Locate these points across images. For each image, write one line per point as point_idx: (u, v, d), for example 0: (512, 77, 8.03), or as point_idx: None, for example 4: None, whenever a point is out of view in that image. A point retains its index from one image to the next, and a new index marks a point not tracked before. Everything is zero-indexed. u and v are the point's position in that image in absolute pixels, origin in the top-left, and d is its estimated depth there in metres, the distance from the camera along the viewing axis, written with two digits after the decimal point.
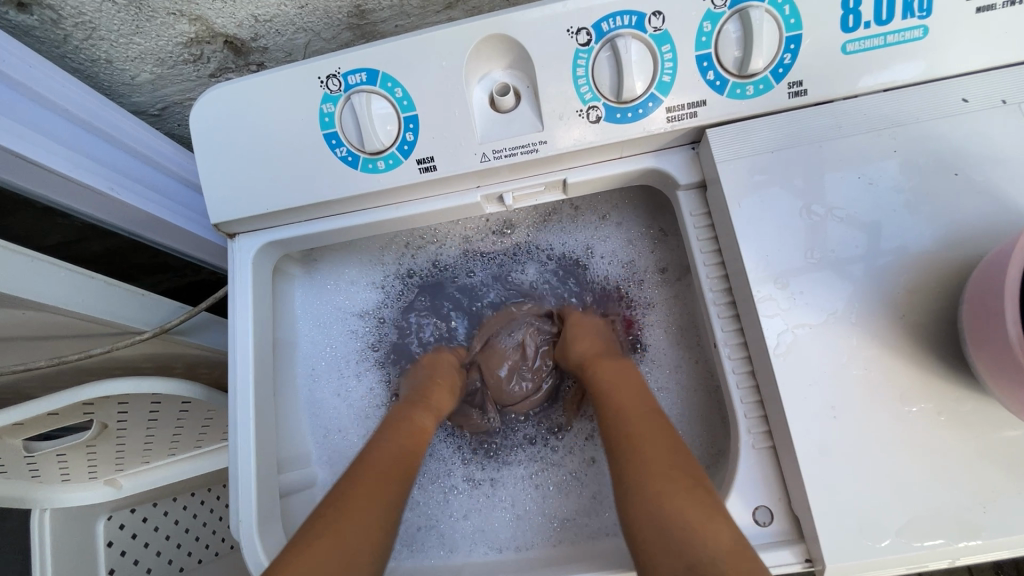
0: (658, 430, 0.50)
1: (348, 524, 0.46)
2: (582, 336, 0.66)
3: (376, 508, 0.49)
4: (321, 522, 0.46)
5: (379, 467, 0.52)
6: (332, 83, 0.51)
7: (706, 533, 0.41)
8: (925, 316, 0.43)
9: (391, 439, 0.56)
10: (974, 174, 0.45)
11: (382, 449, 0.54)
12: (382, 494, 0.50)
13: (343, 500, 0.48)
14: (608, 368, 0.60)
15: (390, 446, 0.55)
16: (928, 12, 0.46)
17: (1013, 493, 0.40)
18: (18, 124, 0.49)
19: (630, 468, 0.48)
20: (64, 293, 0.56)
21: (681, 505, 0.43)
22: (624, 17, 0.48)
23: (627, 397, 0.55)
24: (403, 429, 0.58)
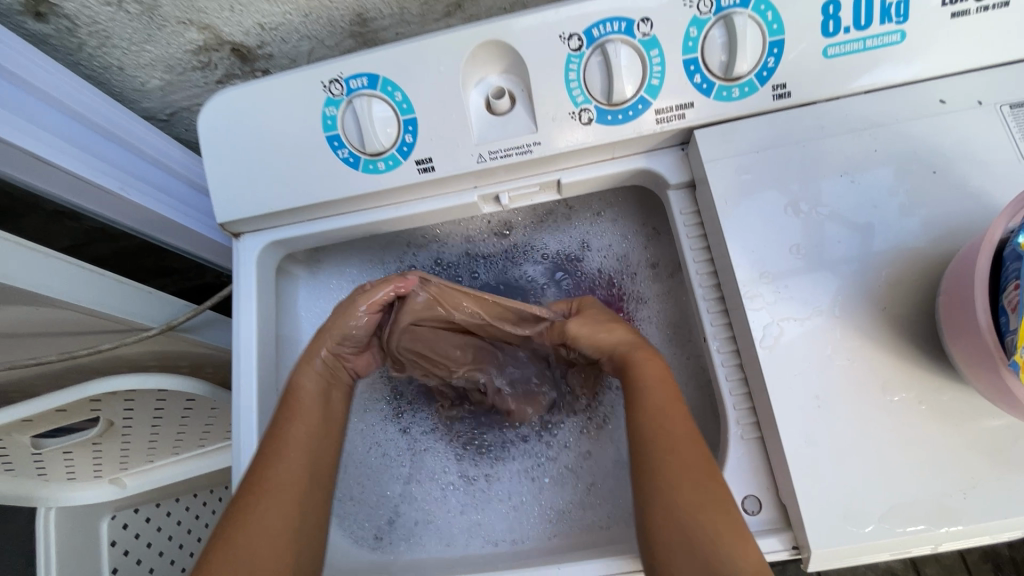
0: (686, 436, 0.47)
1: (257, 525, 0.48)
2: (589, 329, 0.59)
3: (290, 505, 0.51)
4: (226, 526, 0.49)
5: (276, 456, 0.52)
6: (334, 87, 0.53)
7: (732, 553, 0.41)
8: (906, 308, 0.45)
9: (298, 422, 0.55)
10: (953, 172, 0.47)
11: (284, 435, 0.54)
12: (282, 486, 0.51)
13: (245, 499, 0.50)
14: (649, 364, 0.53)
15: (297, 429, 0.55)
16: (906, 17, 0.48)
17: (992, 479, 0.41)
18: (34, 127, 0.51)
19: (663, 473, 0.46)
20: (70, 288, 0.57)
21: (710, 519, 0.43)
22: (613, 24, 0.50)
23: (664, 403, 0.50)
24: (297, 407, 0.56)
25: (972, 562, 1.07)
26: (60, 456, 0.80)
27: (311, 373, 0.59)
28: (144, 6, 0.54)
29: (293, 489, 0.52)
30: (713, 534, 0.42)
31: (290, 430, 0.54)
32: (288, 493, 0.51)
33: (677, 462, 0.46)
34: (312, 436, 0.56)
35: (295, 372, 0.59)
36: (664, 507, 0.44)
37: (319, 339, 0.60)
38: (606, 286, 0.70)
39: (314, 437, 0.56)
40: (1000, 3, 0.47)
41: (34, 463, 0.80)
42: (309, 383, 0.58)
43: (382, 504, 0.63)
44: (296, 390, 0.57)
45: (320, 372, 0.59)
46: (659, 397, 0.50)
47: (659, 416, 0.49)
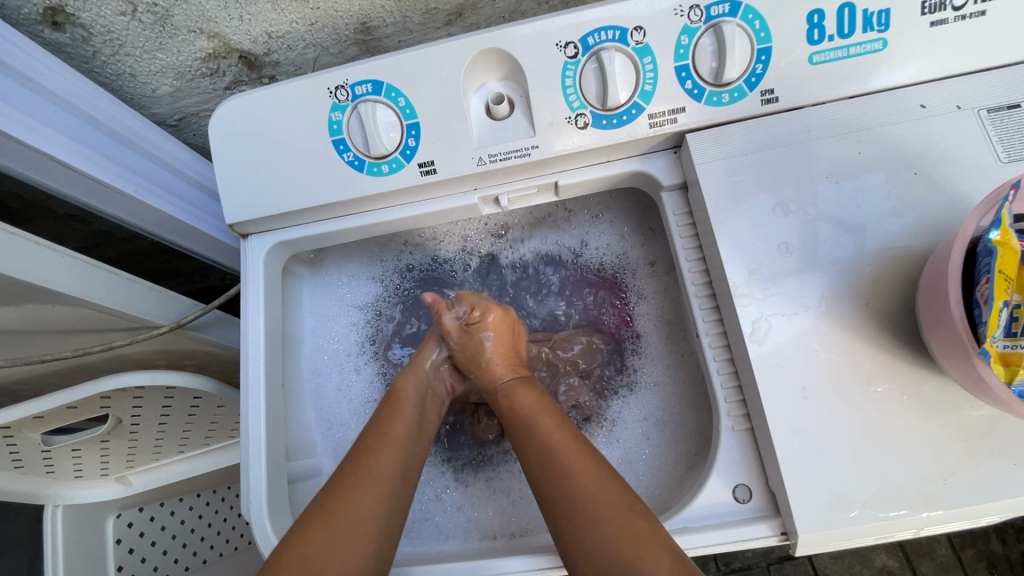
0: (582, 461, 0.50)
1: (349, 513, 0.48)
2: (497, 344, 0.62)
3: (376, 497, 0.50)
4: (321, 505, 0.49)
5: (371, 448, 0.53)
6: (340, 93, 0.55)
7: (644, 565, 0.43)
8: (889, 304, 0.47)
9: (395, 419, 0.57)
10: (933, 173, 0.49)
11: (384, 431, 0.55)
12: (379, 476, 0.51)
13: (338, 486, 0.50)
14: (524, 395, 0.59)
15: (393, 427, 0.56)
16: (886, 26, 0.50)
17: (971, 466, 0.43)
18: (51, 131, 0.53)
19: (566, 509, 0.48)
20: (86, 286, 0.59)
21: (620, 544, 0.45)
22: (608, 32, 0.52)
23: (548, 424, 0.54)
24: (400, 409, 0.58)
25: (967, 561, 1.09)
26: (69, 453, 0.81)
27: (413, 379, 0.62)
28: (157, 15, 0.57)
29: (389, 482, 0.52)
30: (623, 554, 0.44)
31: (389, 426, 0.56)
32: (378, 486, 0.51)
33: (581, 495, 0.48)
34: (408, 436, 0.56)
35: (398, 378, 0.62)
36: (574, 543, 0.47)
37: (423, 351, 0.64)
38: (606, 279, 0.71)
39: (408, 438, 0.56)
40: (977, 12, 0.49)
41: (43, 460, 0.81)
42: (410, 389, 0.61)
43: None
44: (400, 395, 0.60)
45: (422, 378, 0.62)
46: (545, 429, 0.54)
47: (546, 452, 0.52)
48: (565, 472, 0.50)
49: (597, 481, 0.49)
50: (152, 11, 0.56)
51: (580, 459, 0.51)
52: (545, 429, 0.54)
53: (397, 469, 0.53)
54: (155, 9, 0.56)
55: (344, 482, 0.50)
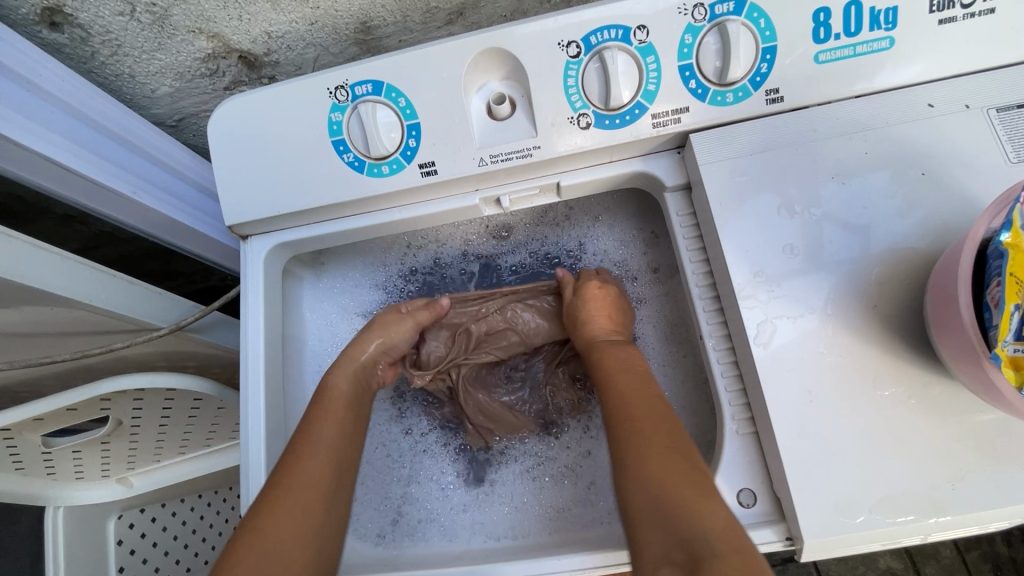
0: (656, 415, 0.51)
1: (281, 522, 0.49)
2: (601, 308, 0.63)
3: (308, 502, 0.51)
4: (254, 518, 0.49)
5: (308, 454, 0.54)
6: (340, 94, 0.55)
7: (702, 512, 0.42)
8: (896, 306, 0.46)
9: (324, 418, 0.57)
10: (941, 174, 0.48)
11: (317, 434, 0.56)
12: (312, 483, 0.52)
13: (272, 494, 0.50)
14: (610, 358, 0.59)
15: (324, 427, 0.57)
16: (893, 24, 0.49)
17: (979, 471, 0.42)
18: (50, 132, 0.53)
19: (630, 449, 0.49)
20: (86, 288, 0.59)
21: (678, 485, 0.44)
22: (611, 31, 0.51)
23: (624, 381, 0.55)
24: (335, 407, 0.59)
25: (972, 563, 1.08)
26: (70, 455, 0.81)
27: (343, 376, 0.61)
28: (155, 15, 0.56)
29: (322, 486, 0.53)
30: (680, 496, 0.43)
31: (318, 427, 0.56)
32: (309, 496, 0.51)
33: (648, 440, 0.49)
34: (342, 437, 0.57)
35: (329, 374, 0.61)
36: (633, 480, 0.47)
37: (357, 344, 0.63)
38: None
39: (343, 439, 0.57)
40: (986, 10, 0.49)
41: (44, 462, 0.81)
42: (343, 384, 0.61)
43: (387, 504, 0.65)
44: (331, 390, 0.60)
45: (354, 373, 0.62)
46: (625, 383, 0.55)
47: (625, 401, 0.53)
48: (639, 419, 0.51)
49: (667, 433, 0.49)
50: (151, 11, 0.56)
51: (654, 410, 0.52)
52: (620, 383, 0.55)
53: (330, 469, 0.54)
54: (154, 9, 0.55)
55: (276, 489, 0.51)
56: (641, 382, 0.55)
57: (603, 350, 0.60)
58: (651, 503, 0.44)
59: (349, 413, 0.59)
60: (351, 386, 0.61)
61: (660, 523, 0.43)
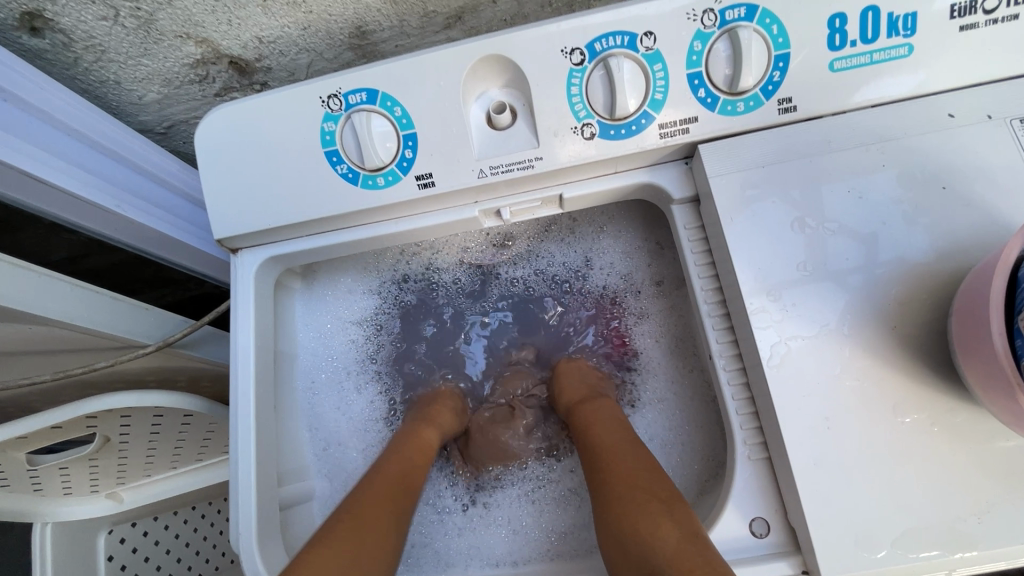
0: (625, 450, 0.53)
1: (365, 532, 0.48)
2: (574, 379, 0.68)
3: (385, 524, 0.51)
4: (340, 526, 0.48)
5: (388, 479, 0.55)
6: (333, 103, 0.52)
7: (652, 536, 0.43)
8: (917, 327, 0.44)
9: (404, 456, 0.59)
10: (963, 188, 0.46)
11: (395, 465, 0.57)
12: (391, 505, 0.52)
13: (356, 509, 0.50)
14: (592, 409, 0.60)
15: (399, 463, 0.58)
16: (913, 30, 0.47)
17: (1007, 503, 0.40)
18: (28, 144, 0.51)
19: (601, 490, 0.51)
20: (67, 306, 0.56)
21: (635, 516, 0.45)
22: (617, 38, 0.49)
23: (601, 426, 0.57)
24: (415, 447, 0.60)
25: None
26: (56, 472, 0.79)
27: (434, 429, 0.64)
28: (140, 20, 0.54)
29: (399, 509, 0.53)
30: (636, 524, 0.45)
31: (396, 462, 0.57)
32: (388, 514, 0.51)
33: (612, 480, 0.51)
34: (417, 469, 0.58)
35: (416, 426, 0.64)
36: (600, 519, 0.49)
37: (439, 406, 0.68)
38: (609, 300, 0.69)
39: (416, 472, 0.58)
40: (1010, 15, 0.46)
41: (29, 480, 0.79)
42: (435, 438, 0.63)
43: None
44: (423, 438, 0.62)
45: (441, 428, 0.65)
46: (601, 430, 0.57)
47: (601, 442, 0.55)
48: (611, 461, 0.53)
49: (635, 469, 0.50)
50: (136, 15, 0.53)
51: (626, 450, 0.53)
52: (601, 430, 0.57)
53: (407, 500, 0.55)
54: (138, 14, 0.53)
55: (364, 506, 0.51)
56: (617, 427, 0.57)
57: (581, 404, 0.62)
58: (611, 533, 0.46)
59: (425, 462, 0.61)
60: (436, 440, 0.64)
61: (619, 552, 0.45)
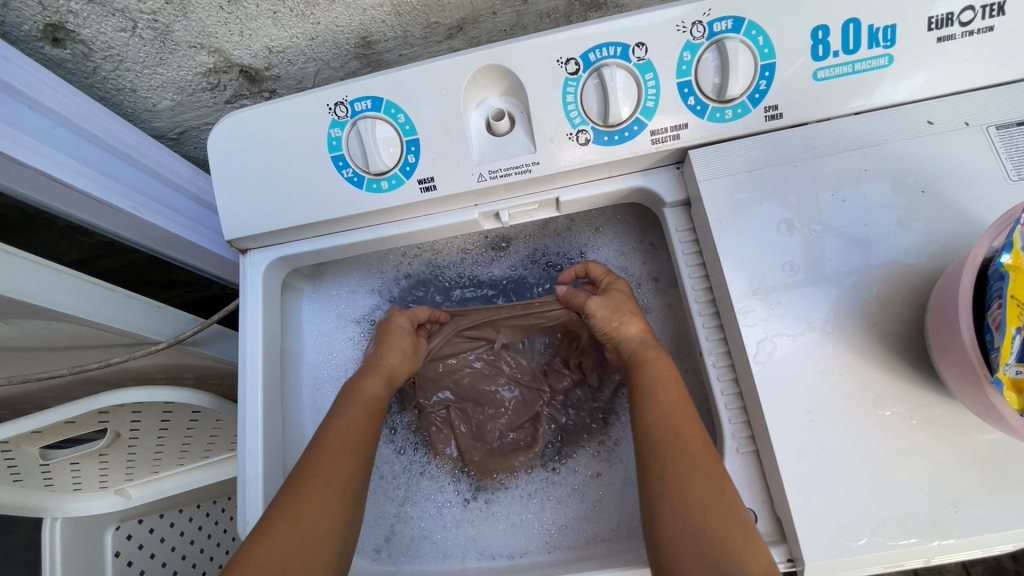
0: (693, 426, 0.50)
1: (312, 511, 0.49)
2: (626, 313, 0.61)
3: (337, 497, 0.52)
4: (288, 506, 0.49)
5: (333, 447, 0.54)
6: (339, 110, 0.55)
7: (744, 547, 0.42)
8: (897, 325, 0.46)
9: (348, 415, 0.58)
10: (941, 191, 0.48)
11: (338, 428, 0.56)
12: (341, 478, 0.53)
13: (299, 483, 0.51)
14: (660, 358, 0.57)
15: (342, 423, 0.57)
16: (892, 42, 0.49)
17: (984, 493, 0.42)
18: (51, 149, 0.53)
19: (673, 468, 0.47)
20: (85, 304, 0.59)
21: (722, 519, 0.44)
22: (609, 48, 0.51)
23: (671, 392, 0.53)
24: (359, 408, 0.59)
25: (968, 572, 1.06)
26: (67, 467, 0.81)
27: (378, 378, 0.62)
28: (157, 31, 0.56)
29: (348, 478, 0.53)
30: (724, 528, 0.43)
31: (338, 423, 0.56)
32: (337, 486, 0.52)
33: (688, 455, 0.47)
34: (364, 434, 0.57)
35: (360, 375, 0.62)
36: (666, 502, 0.46)
37: (383, 349, 0.64)
38: None
39: (365, 437, 0.57)
40: (985, 28, 0.49)
41: (42, 474, 0.81)
42: (393, 359, 0.64)
43: (379, 522, 0.64)
44: (360, 388, 0.60)
45: (385, 376, 0.63)
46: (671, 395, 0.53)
47: (673, 412, 0.51)
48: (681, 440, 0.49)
49: (712, 462, 0.47)
50: (153, 27, 0.56)
51: (694, 431, 0.50)
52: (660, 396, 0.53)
53: (355, 463, 0.55)
54: (155, 25, 0.56)
55: (305, 480, 0.51)
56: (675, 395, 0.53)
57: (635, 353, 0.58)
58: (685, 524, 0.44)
59: (373, 411, 0.60)
60: (381, 387, 0.62)
61: (696, 548, 0.43)
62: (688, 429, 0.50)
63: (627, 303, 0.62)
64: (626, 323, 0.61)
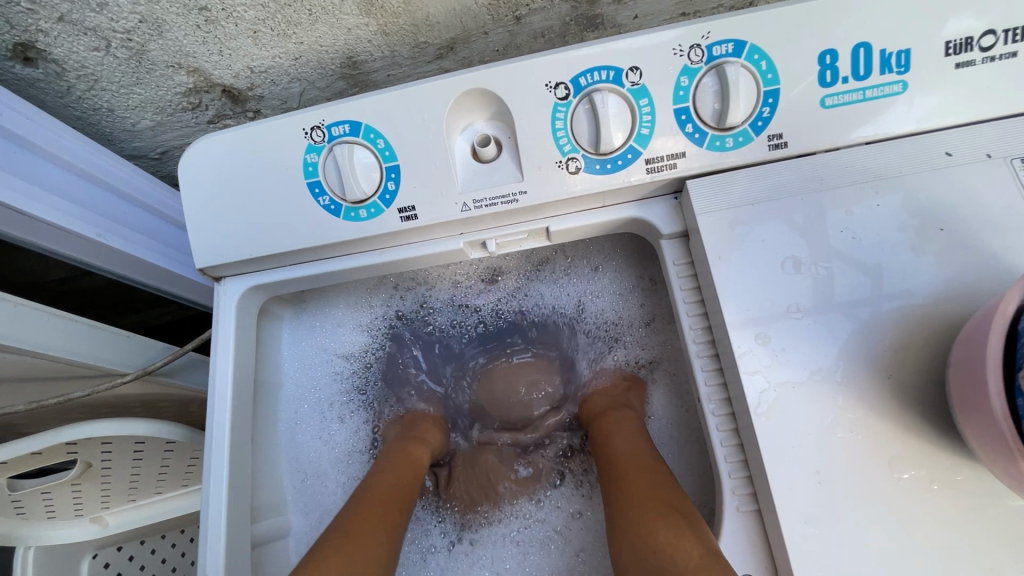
0: (638, 458, 0.53)
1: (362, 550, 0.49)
2: (596, 390, 0.66)
3: (384, 539, 0.51)
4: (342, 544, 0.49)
5: (382, 495, 0.55)
6: (316, 134, 0.52)
7: (676, 552, 0.41)
8: (913, 376, 0.42)
9: (395, 467, 0.59)
10: (961, 230, 0.44)
11: (387, 476, 0.57)
12: (389, 525, 0.53)
13: (353, 525, 0.51)
14: (623, 417, 0.59)
15: (391, 474, 0.57)
16: (907, 67, 0.46)
17: (1012, 572, 0.37)
18: (13, 175, 0.50)
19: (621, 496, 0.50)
20: (50, 338, 0.56)
21: (657, 529, 0.44)
22: (602, 72, 0.48)
23: (622, 442, 0.55)
24: (403, 459, 0.60)
25: None
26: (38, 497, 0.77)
27: (422, 446, 0.63)
28: (132, 50, 0.54)
29: (392, 521, 0.53)
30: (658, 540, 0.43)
31: (387, 473, 0.58)
32: (383, 528, 0.52)
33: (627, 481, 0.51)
34: (406, 481, 0.58)
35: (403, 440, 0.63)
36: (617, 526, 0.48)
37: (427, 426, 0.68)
38: (607, 327, 0.67)
39: (409, 484, 0.58)
40: (1008, 53, 0.45)
41: (11, 504, 0.78)
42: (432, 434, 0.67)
43: None
44: (404, 446, 0.62)
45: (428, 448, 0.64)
46: (619, 440, 0.56)
47: (620, 457, 0.54)
48: (631, 478, 0.51)
49: (652, 477, 0.50)
50: (127, 46, 0.54)
51: (643, 460, 0.52)
52: (621, 444, 0.55)
53: (400, 511, 0.55)
54: (130, 44, 0.54)
55: (359, 522, 0.51)
56: (635, 437, 0.56)
57: (603, 414, 0.61)
58: (628, 542, 0.46)
59: (413, 469, 0.60)
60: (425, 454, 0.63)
61: (636, 563, 0.44)
62: (627, 460, 0.53)
63: (611, 385, 0.65)
64: (593, 397, 0.66)
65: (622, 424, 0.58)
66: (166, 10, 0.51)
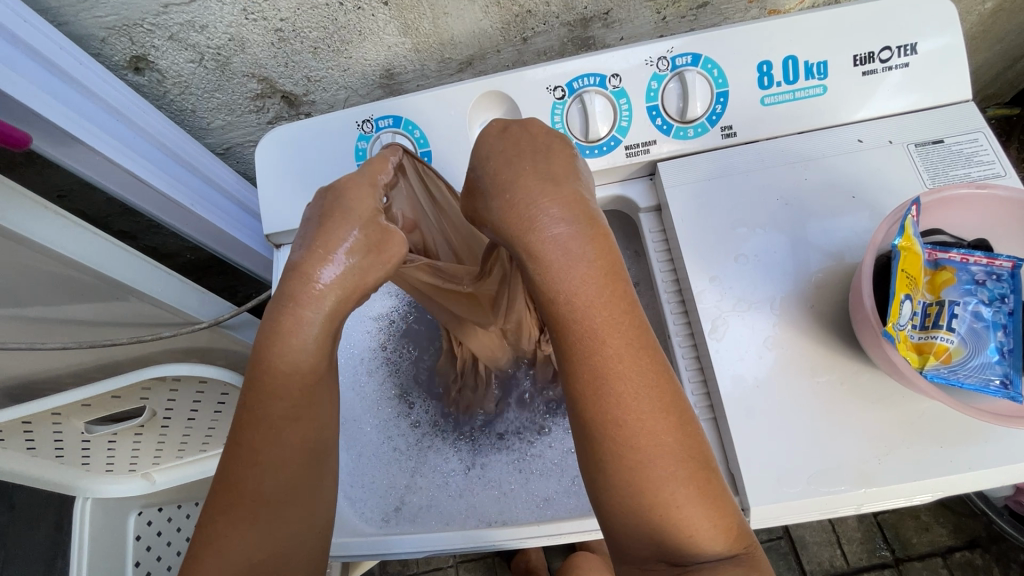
0: (646, 386, 0.40)
1: (251, 523, 0.44)
2: (527, 181, 0.41)
3: (282, 497, 0.44)
4: (222, 526, 0.44)
5: (267, 456, 0.43)
6: (366, 126, 0.66)
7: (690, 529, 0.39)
8: (830, 307, 0.54)
9: (273, 408, 0.43)
10: (868, 197, 0.56)
11: (266, 425, 0.43)
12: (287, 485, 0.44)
13: (231, 506, 0.43)
14: (615, 314, 0.40)
15: (267, 423, 0.43)
16: (825, 75, 0.59)
17: (904, 448, 0.49)
18: (132, 153, 0.65)
19: (617, 433, 0.39)
20: (151, 284, 0.70)
21: (679, 505, 0.39)
22: (589, 78, 0.62)
23: (616, 349, 0.40)
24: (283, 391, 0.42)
25: (953, 563, 1.20)
26: (107, 443, 0.89)
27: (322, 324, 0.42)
28: (219, 63, 0.68)
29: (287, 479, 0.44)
30: (670, 497, 0.39)
31: (263, 420, 0.43)
32: (278, 489, 0.44)
33: (627, 414, 0.39)
34: (299, 421, 0.44)
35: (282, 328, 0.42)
36: (608, 468, 0.40)
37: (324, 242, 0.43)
38: None
39: (303, 422, 0.44)
40: (900, 65, 0.59)
41: (81, 453, 0.88)
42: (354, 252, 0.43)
43: (391, 492, 0.71)
44: (273, 359, 0.42)
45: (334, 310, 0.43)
46: (615, 343, 0.40)
47: (611, 373, 0.39)
48: (633, 413, 0.39)
49: (669, 424, 0.40)
50: (216, 59, 0.68)
51: (654, 389, 0.40)
52: (614, 346, 0.40)
53: (297, 460, 0.44)
54: (218, 58, 0.68)
55: (235, 503, 0.43)
56: (635, 339, 0.40)
57: (560, 246, 0.39)
58: (622, 484, 0.39)
59: (307, 387, 0.43)
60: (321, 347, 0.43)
61: (631, 518, 0.40)
62: (626, 379, 0.40)
63: (553, 166, 0.42)
64: (534, 194, 0.40)
65: (613, 326, 0.40)
66: (250, 32, 0.65)
